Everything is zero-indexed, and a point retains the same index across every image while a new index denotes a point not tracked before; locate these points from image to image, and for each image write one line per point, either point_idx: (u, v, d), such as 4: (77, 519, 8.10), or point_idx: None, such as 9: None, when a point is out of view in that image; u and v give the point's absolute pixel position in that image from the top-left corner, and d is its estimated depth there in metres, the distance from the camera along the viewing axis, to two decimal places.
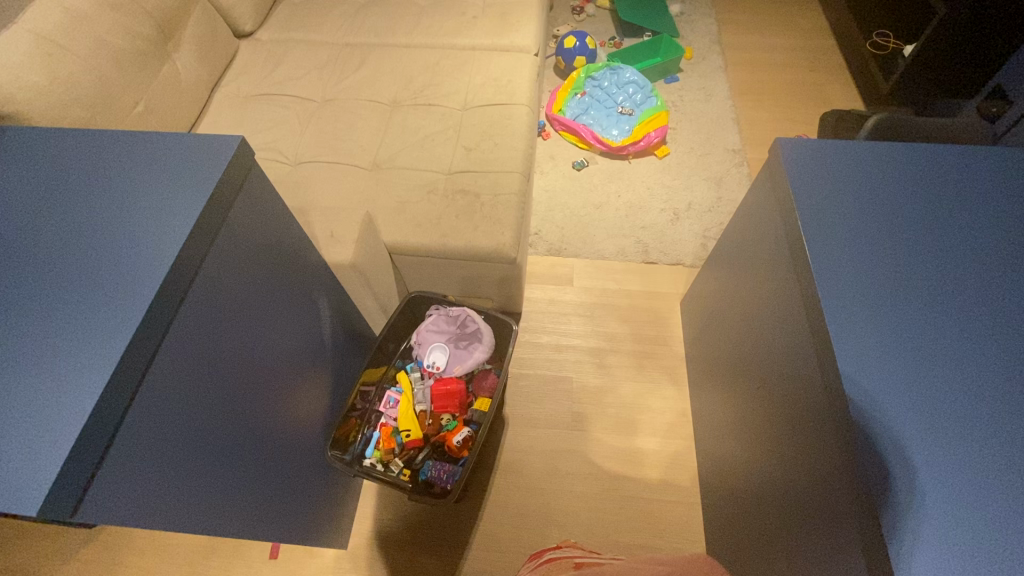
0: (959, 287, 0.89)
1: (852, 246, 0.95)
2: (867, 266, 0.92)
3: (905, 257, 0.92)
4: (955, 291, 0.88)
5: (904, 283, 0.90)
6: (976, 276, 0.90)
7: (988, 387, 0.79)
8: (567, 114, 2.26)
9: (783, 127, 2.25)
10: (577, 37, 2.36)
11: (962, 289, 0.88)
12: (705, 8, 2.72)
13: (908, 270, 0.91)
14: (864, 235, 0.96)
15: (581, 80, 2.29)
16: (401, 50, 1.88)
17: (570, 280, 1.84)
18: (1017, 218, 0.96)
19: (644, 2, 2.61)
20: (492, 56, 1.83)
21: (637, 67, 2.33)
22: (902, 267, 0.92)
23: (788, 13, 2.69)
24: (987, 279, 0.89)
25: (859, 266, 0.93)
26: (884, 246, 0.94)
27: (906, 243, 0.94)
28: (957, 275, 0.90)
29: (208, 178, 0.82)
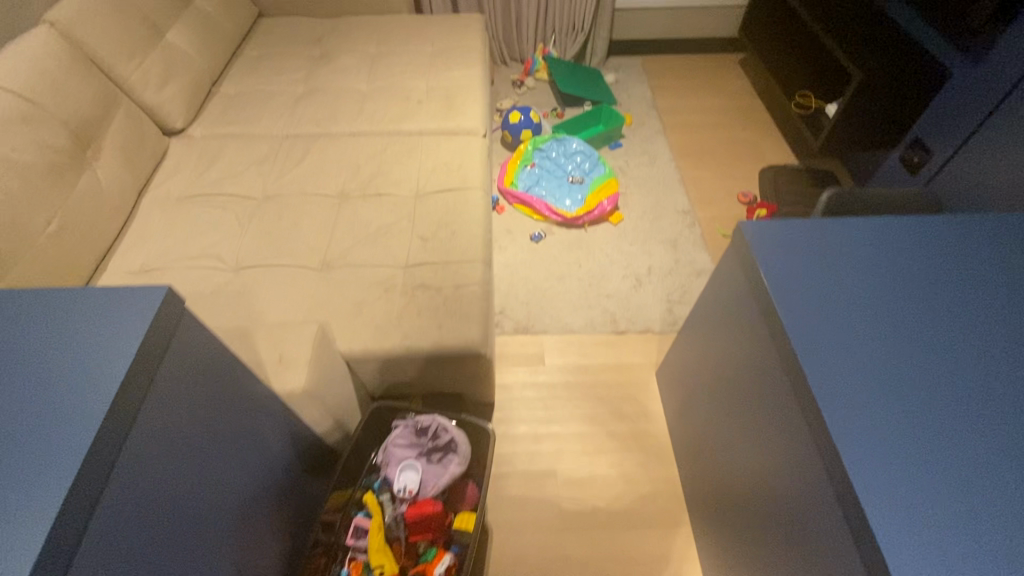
0: (956, 377, 0.86)
1: (841, 341, 0.91)
2: (862, 363, 0.88)
3: (894, 347, 0.90)
4: (949, 378, 0.86)
5: (905, 381, 0.86)
6: (965, 359, 0.88)
7: (1020, 505, 0.73)
8: (519, 186, 2.26)
9: (728, 185, 2.33)
10: (521, 111, 2.41)
11: (955, 376, 0.86)
12: (638, 75, 2.86)
13: (901, 359, 0.88)
14: (848, 323, 0.94)
15: (529, 152, 2.33)
16: (345, 139, 1.83)
17: (542, 360, 1.77)
18: (1000, 302, 0.96)
19: (580, 75, 2.74)
20: (440, 141, 1.81)
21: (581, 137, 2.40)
22: (894, 358, 0.89)
23: (714, 75, 2.86)
24: (976, 361, 0.88)
25: (854, 364, 0.88)
26: (872, 335, 0.92)
27: (892, 330, 0.92)
28: (956, 370, 0.87)
29: (136, 331, 0.71)
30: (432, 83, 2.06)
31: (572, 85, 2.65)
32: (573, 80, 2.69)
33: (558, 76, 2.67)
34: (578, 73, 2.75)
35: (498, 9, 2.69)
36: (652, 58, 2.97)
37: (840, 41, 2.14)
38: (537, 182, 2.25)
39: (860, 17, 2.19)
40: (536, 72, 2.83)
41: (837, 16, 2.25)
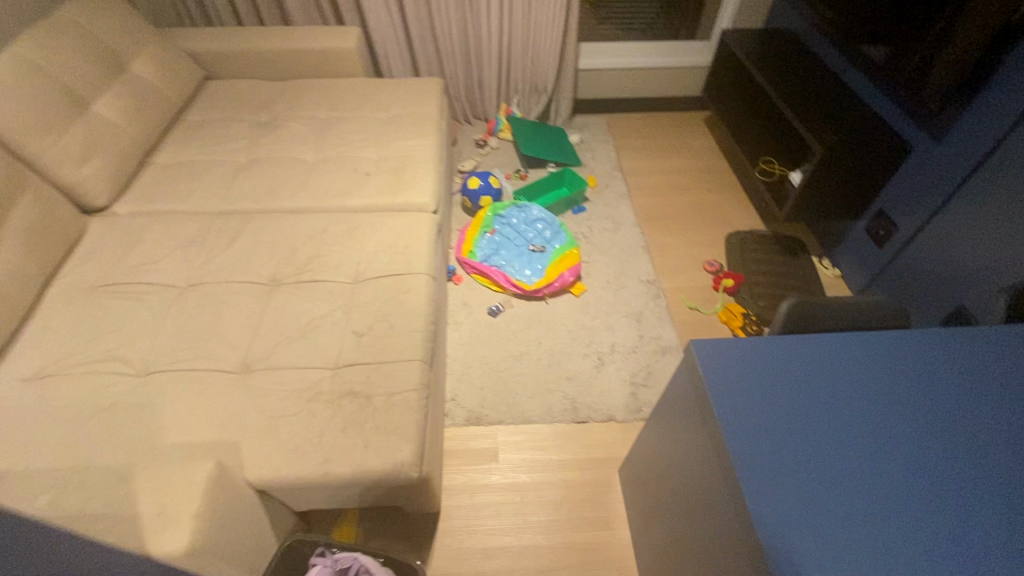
0: (949, 554, 0.70)
1: (811, 503, 0.75)
2: (841, 528, 0.72)
3: (874, 511, 0.74)
4: (940, 555, 0.70)
5: (891, 557, 0.69)
6: (958, 527, 0.73)
7: None
8: (477, 255, 2.16)
9: (694, 251, 2.25)
10: (481, 176, 2.32)
11: (948, 552, 0.70)
12: (603, 134, 2.83)
13: (883, 528, 0.72)
14: (817, 476, 0.78)
15: (489, 219, 2.24)
16: (283, 216, 1.71)
17: (495, 456, 1.62)
18: (984, 443, 0.82)
19: (543, 136, 2.69)
20: (385, 218, 1.70)
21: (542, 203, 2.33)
22: (875, 527, 0.72)
23: (679, 134, 2.84)
24: (969, 529, 0.72)
25: (831, 536, 0.72)
26: (845, 494, 0.76)
27: (868, 486, 0.77)
28: (946, 530, 0.72)
29: None
30: (383, 153, 1.97)
31: (534, 147, 2.59)
32: (535, 142, 2.64)
33: (521, 138, 2.62)
34: (541, 134, 2.70)
35: (459, 70, 2.64)
36: (618, 117, 2.94)
37: (798, 108, 2.10)
38: (495, 250, 2.16)
39: (816, 84, 2.17)
40: (500, 132, 2.77)
41: (793, 81, 2.23)
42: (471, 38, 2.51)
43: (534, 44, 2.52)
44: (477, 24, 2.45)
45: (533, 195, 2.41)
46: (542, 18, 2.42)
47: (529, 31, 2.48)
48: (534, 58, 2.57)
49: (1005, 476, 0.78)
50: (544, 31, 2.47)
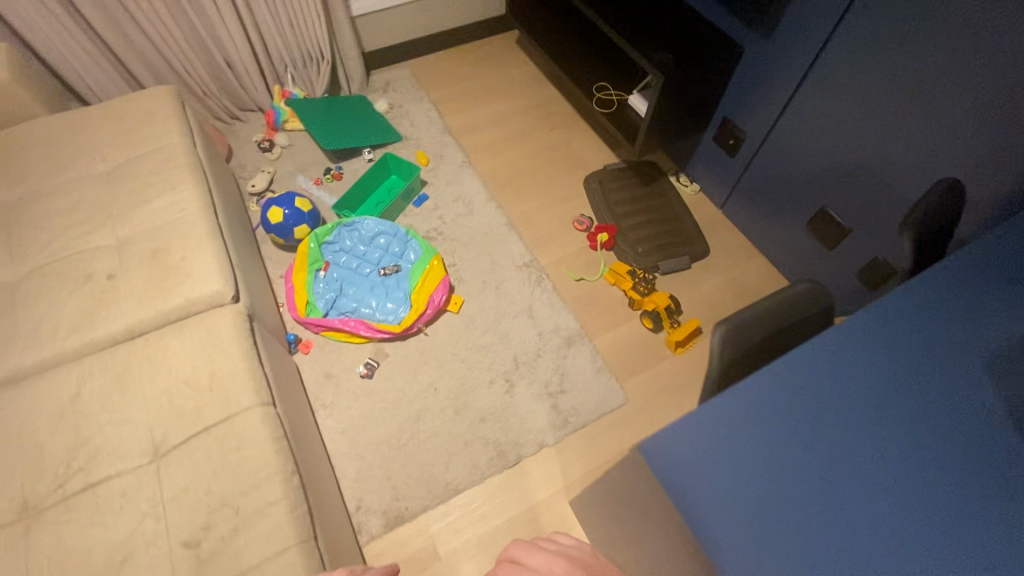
0: None
1: None
2: None
3: None
4: None
5: None
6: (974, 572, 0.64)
7: None
8: (320, 305, 1.71)
9: (559, 210, 2.02)
10: (281, 202, 1.75)
11: None
12: (413, 90, 2.34)
13: None
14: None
15: (316, 251, 1.76)
16: (1, 394, 1.11)
17: (436, 552, 1.37)
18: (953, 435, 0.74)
19: (342, 116, 2.14)
20: (166, 340, 1.18)
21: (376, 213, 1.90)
22: None
23: (498, 67, 2.46)
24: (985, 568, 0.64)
25: None
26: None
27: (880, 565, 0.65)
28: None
29: None
30: (126, 230, 1.35)
31: (338, 138, 2.06)
32: (337, 128, 2.09)
33: (316, 130, 2.05)
34: (339, 114, 2.15)
35: (196, 57, 1.92)
36: (423, 63, 2.45)
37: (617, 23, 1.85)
38: (340, 290, 1.74)
39: None
40: (285, 124, 2.14)
41: None
42: (192, 10, 1.79)
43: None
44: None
45: (361, 202, 1.95)
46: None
47: None
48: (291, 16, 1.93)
49: (984, 475, 0.71)
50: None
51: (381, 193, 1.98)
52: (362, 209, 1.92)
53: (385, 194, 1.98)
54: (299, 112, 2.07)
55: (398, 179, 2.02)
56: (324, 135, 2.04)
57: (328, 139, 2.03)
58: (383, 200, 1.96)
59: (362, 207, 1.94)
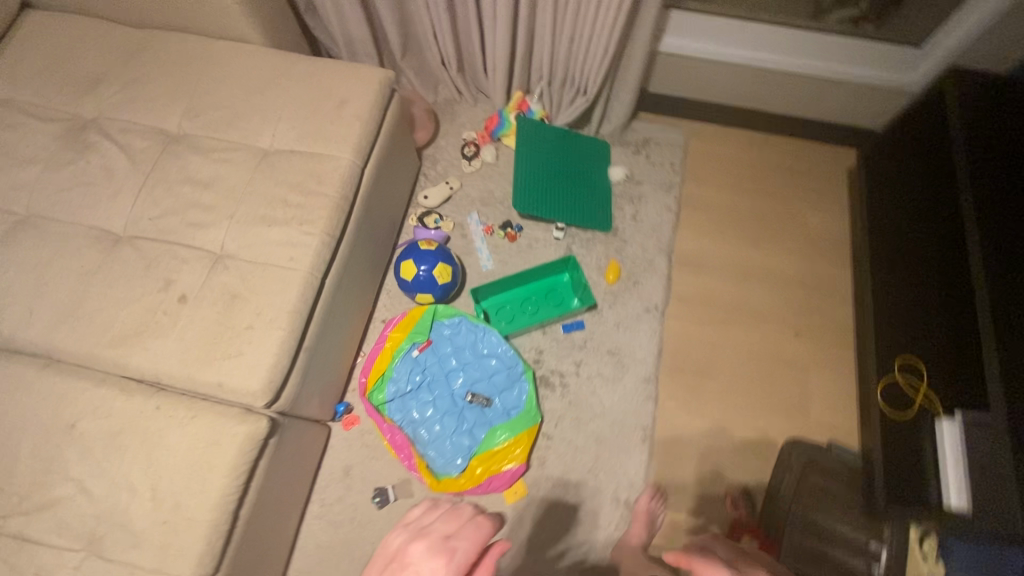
0: None
1: None
2: None
3: None
4: None
5: None
6: None
7: None
8: (388, 387, 1.43)
9: (721, 458, 1.42)
10: (421, 258, 1.44)
11: None
12: (668, 169, 1.73)
13: None
14: None
15: (425, 324, 1.45)
16: (30, 368, 1.06)
17: None
18: None
19: (563, 170, 1.67)
20: (173, 423, 1.01)
21: (515, 322, 1.51)
22: None
23: (794, 198, 1.71)
24: None
25: None
26: None
27: None
28: None
29: None
30: (231, 245, 1.15)
31: (539, 194, 1.63)
32: (546, 181, 1.65)
33: (523, 172, 1.64)
34: (562, 164, 1.68)
35: (452, 25, 1.55)
36: (708, 135, 1.78)
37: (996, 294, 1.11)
38: (418, 384, 1.43)
39: None
40: (503, 137, 1.75)
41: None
42: None
43: (580, 8, 1.38)
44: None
45: (512, 289, 1.56)
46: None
47: None
48: (577, 32, 1.44)
49: None
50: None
51: (540, 291, 1.56)
52: (506, 300, 1.55)
53: (542, 295, 1.56)
54: (520, 139, 1.66)
55: (567, 286, 1.57)
56: (525, 183, 1.63)
57: (527, 191, 1.62)
58: (535, 302, 1.55)
59: (509, 296, 1.55)
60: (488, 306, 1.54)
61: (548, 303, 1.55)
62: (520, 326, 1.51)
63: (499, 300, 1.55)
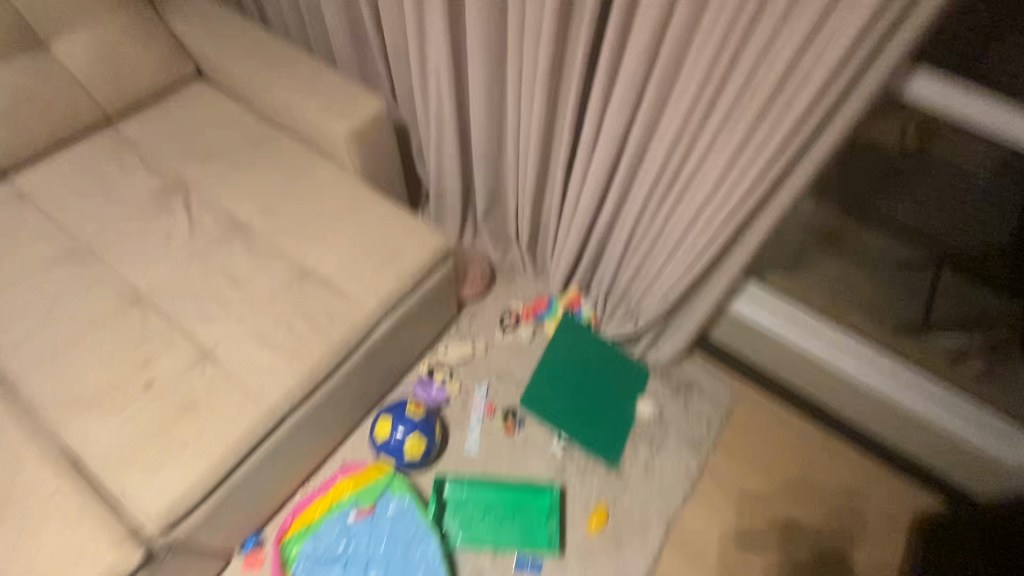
0: None
1: None
2: None
3: None
4: None
5: None
6: None
7: None
8: (307, 542, 1.30)
9: None
10: (401, 422, 1.36)
11: None
12: (701, 426, 1.56)
13: None
14: None
15: (375, 489, 1.35)
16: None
17: None
18: None
19: (587, 386, 1.56)
20: (57, 515, 0.94)
21: (467, 531, 1.36)
22: None
23: (836, 522, 1.44)
24: None
25: None
26: None
27: None
28: None
29: None
30: (220, 349, 1.14)
31: (554, 398, 1.52)
32: (568, 387, 1.54)
33: (547, 369, 1.56)
34: (589, 380, 1.57)
35: (534, 211, 1.59)
36: (758, 407, 1.60)
37: None
38: (337, 553, 1.29)
39: None
40: (546, 323, 1.69)
41: None
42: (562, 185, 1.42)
43: (656, 250, 1.37)
44: (580, 172, 1.36)
45: (482, 490, 1.40)
46: (689, 226, 1.25)
47: (660, 229, 1.31)
48: (647, 267, 1.42)
49: None
50: (683, 243, 1.29)
51: (510, 506, 1.39)
52: (471, 499, 1.39)
53: (510, 512, 1.38)
54: (558, 335, 1.60)
55: (541, 514, 1.38)
56: (544, 381, 1.54)
57: (543, 390, 1.52)
58: (499, 516, 1.38)
59: (476, 496, 1.40)
60: (449, 497, 1.39)
61: (513, 524, 1.37)
62: (472, 539, 1.36)
63: (464, 496, 1.39)
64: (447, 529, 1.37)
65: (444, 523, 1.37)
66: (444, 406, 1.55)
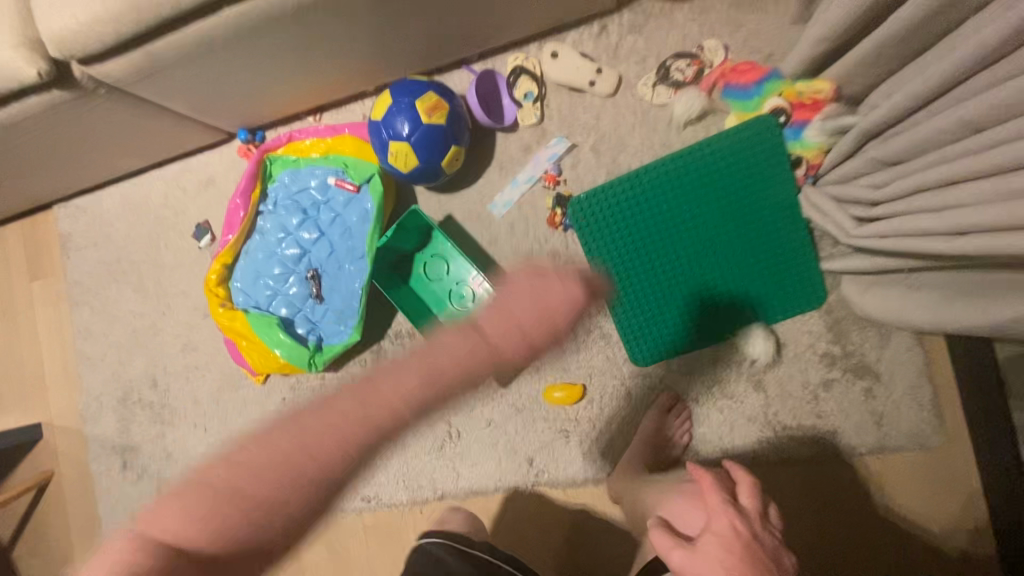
0: None
1: None
2: None
3: None
4: None
5: None
6: None
7: None
8: (288, 171, 1.12)
9: None
10: (404, 112, 0.90)
11: None
12: (817, 424, 0.91)
13: None
14: None
15: (366, 172, 1.06)
16: None
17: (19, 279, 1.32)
18: None
19: (688, 230, 0.90)
20: None
21: (422, 290, 1.06)
22: None
23: None
24: None
25: None
26: None
27: None
28: None
29: None
30: None
31: (626, 216, 0.91)
32: (660, 219, 0.91)
33: (655, 178, 0.90)
34: (700, 227, 0.90)
35: None
36: (930, 479, 0.88)
37: None
38: (303, 204, 1.11)
39: None
40: (732, 112, 0.91)
41: None
42: None
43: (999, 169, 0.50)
44: None
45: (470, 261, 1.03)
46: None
47: None
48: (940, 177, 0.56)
49: None
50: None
51: (481, 303, 1.03)
52: (452, 260, 1.04)
53: (478, 309, 1.03)
54: (721, 149, 0.87)
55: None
56: (633, 192, 0.90)
57: (614, 200, 0.91)
58: (464, 301, 1.04)
59: (459, 262, 1.04)
60: (434, 239, 1.05)
61: (469, 320, 1.04)
62: (420, 294, 1.06)
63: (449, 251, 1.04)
64: (407, 263, 1.06)
65: (409, 257, 1.06)
66: (504, 135, 1.04)
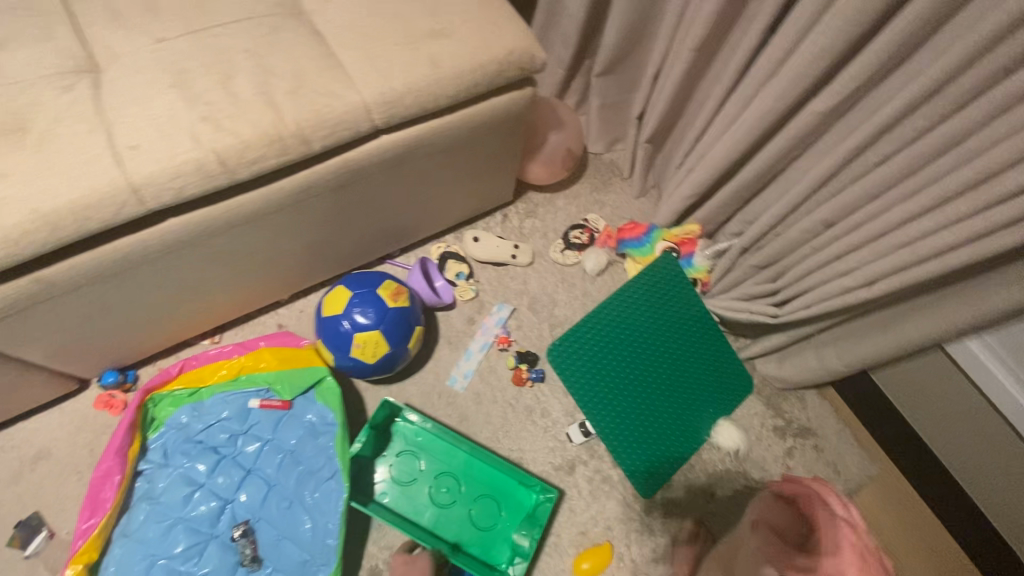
0: None
1: None
2: None
3: None
4: None
5: None
6: None
7: None
8: (185, 408, 0.90)
9: None
10: (361, 303, 0.86)
11: None
12: None
13: None
14: None
15: (300, 381, 0.90)
16: None
17: None
18: None
19: (655, 352, 1.03)
20: None
21: (395, 500, 0.90)
22: None
23: None
24: None
25: None
26: None
27: None
28: None
29: None
30: (108, 74, 0.69)
31: (592, 354, 1.01)
32: (630, 345, 1.03)
33: (616, 313, 1.04)
34: (664, 347, 1.03)
35: (684, 83, 0.97)
36: (889, 504, 1.03)
37: None
38: (215, 443, 0.88)
39: None
40: (632, 258, 1.12)
41: None
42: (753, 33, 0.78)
43: (869, 237, 0.74)
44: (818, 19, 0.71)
45: (441, 446, 0.94)
46: (980, 187, 0.61)
47: (922, 161, 0.66)
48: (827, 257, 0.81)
49: None
50: (928, 236, 0.67)
51: (471, 489, 0.92)
52: (419, 452, 0.93)
53: (469, 497, 0.92)
54: (660, 282, 1.06)
55: (512, 519, 0.91)
56: (601, 331, 1.03)
57: (587, 341, 1.02)
58: (451, 494, 0.92)
59: (431, 450, 0.93)
60: (394, 435, 0.93)
61: (462, 515, 0.91)
62: (399, 508, 0.90)
63: (416, 441, 0.94)
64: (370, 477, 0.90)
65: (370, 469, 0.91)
66: (444, 314, 1.07)
